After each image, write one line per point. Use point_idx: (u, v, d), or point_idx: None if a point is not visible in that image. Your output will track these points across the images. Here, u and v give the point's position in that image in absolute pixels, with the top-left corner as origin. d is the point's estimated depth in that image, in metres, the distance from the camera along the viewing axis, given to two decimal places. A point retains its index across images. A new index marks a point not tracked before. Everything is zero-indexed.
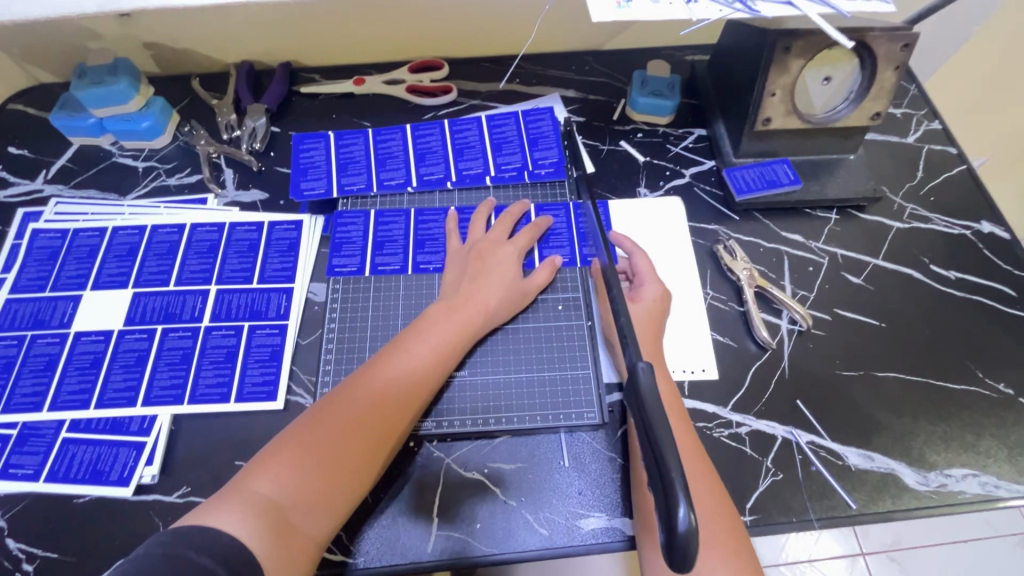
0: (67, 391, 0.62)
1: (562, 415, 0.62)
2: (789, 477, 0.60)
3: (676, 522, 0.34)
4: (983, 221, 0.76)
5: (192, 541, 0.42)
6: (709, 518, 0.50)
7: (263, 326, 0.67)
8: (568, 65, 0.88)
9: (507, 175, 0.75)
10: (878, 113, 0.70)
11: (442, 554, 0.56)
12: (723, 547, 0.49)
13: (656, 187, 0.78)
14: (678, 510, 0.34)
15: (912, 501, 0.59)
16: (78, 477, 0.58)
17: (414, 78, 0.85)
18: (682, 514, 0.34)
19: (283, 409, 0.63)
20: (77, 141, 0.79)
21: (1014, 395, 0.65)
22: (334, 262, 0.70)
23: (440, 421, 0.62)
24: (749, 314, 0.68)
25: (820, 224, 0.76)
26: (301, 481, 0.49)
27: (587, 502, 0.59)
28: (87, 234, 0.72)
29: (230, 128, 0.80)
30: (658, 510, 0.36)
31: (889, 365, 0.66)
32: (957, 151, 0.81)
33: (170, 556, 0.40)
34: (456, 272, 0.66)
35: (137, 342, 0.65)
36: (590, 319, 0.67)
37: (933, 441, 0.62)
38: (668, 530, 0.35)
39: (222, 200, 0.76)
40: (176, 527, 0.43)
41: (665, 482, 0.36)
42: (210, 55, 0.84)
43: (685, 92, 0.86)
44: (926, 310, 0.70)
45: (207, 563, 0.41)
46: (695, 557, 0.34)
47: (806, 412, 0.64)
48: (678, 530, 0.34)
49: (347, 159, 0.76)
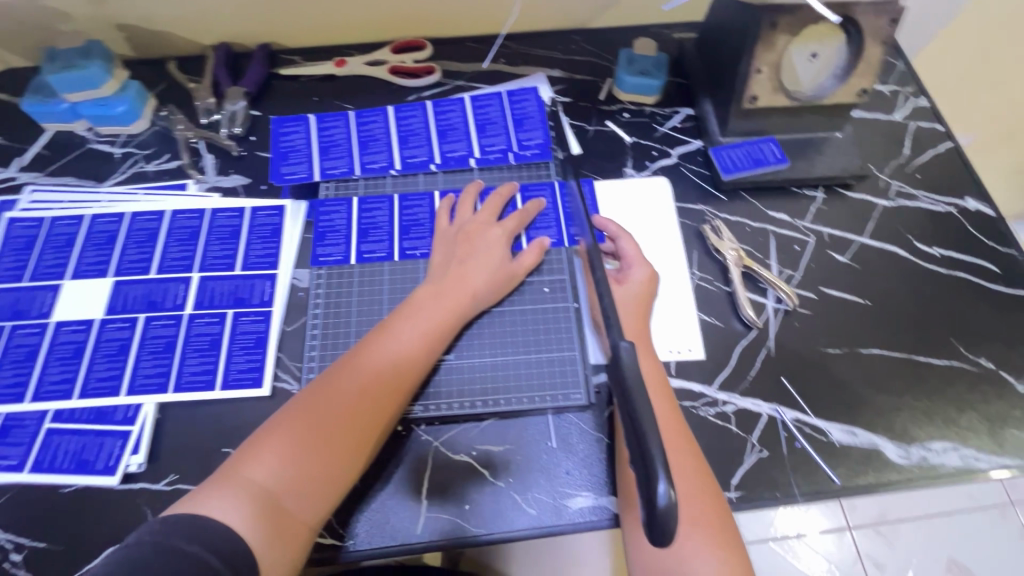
0: (50, 381, 0.62)
1: (548, 396, 0.62)
2: (774, 453, 0.61)
3: (655, 497, 0.35)
4: (968, 198, 0.76)
5: (183, 530, 0.43)
6: (692, 498, 0.51)
7: (248, 313, 0.66)
8: (553, 45, 0.87)
9: (491, 157, 0.74)
10: (865, 89, 0.69)
11: (431, 536, 0.57)
12: (706, 527, 0.50)
13: (643, 167, 0.78)
14: (657, 486, 0.35)
15: (894, 475, 0.60)
16: (63, 467, 0.58)
17: (397, 58, 0.84)
18: (661, 490, 0.34)
19: (270, 396, 0.62)
20: (51, 126, 0.77)
21: (995, 368, 0.66)
22: (317, 251, 0.69)
23: (427, 406, 0.61)
24: (735, 294, 0.69)
25: (807, 203, 0.75)
26: (292, 468, 0.49)
27: (575, 481, 0.59)
28: (64, 223, 0.71)
29: (209, 113, 0.79)
30: (638, 485, 0.37)
31: (872, 342, 0.67)
32: (944, 128, 0.81)
33: (163, 547, 0.42)
34: (444, 255, 0.66)
35: (119, 331, 0.64)
36: (575, 301, 0.67)
37: (916, 415, 0.63)
38: (649, 507, 0.35)
39: (202, 185, 0.75)
40: (168, 515, 0.45)
41: (645, 458, 0.36)
42: (186, 37, 0.82)
43: (672, 71, 0.85)
44: (911, 287, 0.70)
45: None
46: (674, 532, 0.34)
47: (791, 389, 0.64)
48: (657, 505, 0.34)
49: (328, 143, 0.75)
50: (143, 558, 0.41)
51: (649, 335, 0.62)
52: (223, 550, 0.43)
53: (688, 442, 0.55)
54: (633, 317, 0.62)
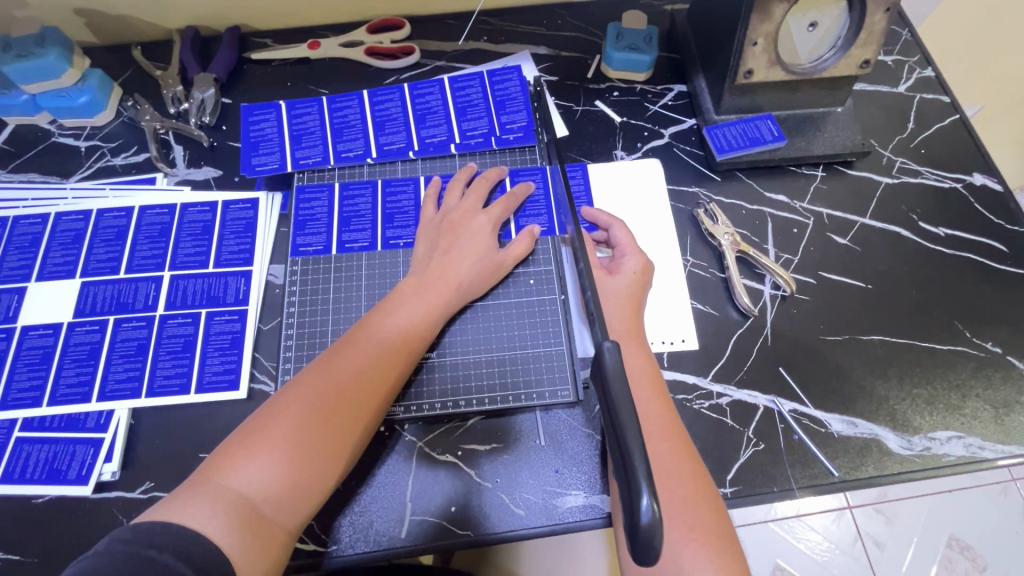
0: (18, 388, 0.59)
1: (535, 393, 0.60)
2: (770, 446, 0.59)
3: (639, 513, 0.33)
4: (975, 173, 0.73)
5: (154, 539, 0.40)
6: (688, 503, 0.48)
7: (222, 312, 0.63)
8: (539, 20, 0.82)
9: (472, 141, 0.70)
10: (867, 60, 0.66)
11: (416, 539, 0.55)
12: (704, 532, 0.47)
13: (634, 149, 0.74)
14: (640, 501, 0.33)
15: (895, 466, 0.58)
16: (35, 477, 0.56)
17: (373, 38, 0.79)
18: (644, 505, 0.33)
19: (247, 399, 0.60)
20: (12, 120, 0.73)
21: (1002, 353, 0.63)
22: (297, 242, 0.66)
23: (410, 406, 0.59)
24: (730, 281, 0.66)
25: (806, 183, 0.72)
26: (271, 472, 0.46)
27: (565, 480, 0.57)
28: (27, 222, 0.68)
29: (177, 101, 0.75)
30: (623, 498, 0.35)
31: (874, 328, 0.64)
32: (950, 100, 0.77)
33: (130, 557, 0.38)
34: (429, 244, 0.62)
35: (89, 335, 0.62)
36: (563, 293, 0.64)
37: (918, 404, 0.61)
38: (631, 523, 0.34)
39: (172, 178, 0.71)
40: (138, 523, 0.41)
41: (628, 473, 0.35)
42: (149, 21, 0.77)
43: (664, 46, 0.80)
44: (914, 269, 0.67)
45: (172, 559, 0.39)
46: (658, 551, 0.33)
47: (789, 379, 0.62)
48: (640, 522, 0.33)
49: (301, 131, 0.71)
50: (109, 567, 0.38)
51: (642, 327, 0.59)
52: (197, 561, 0.40)
53: (684, 440, 0.52)
54: (620, 311, 0.58)
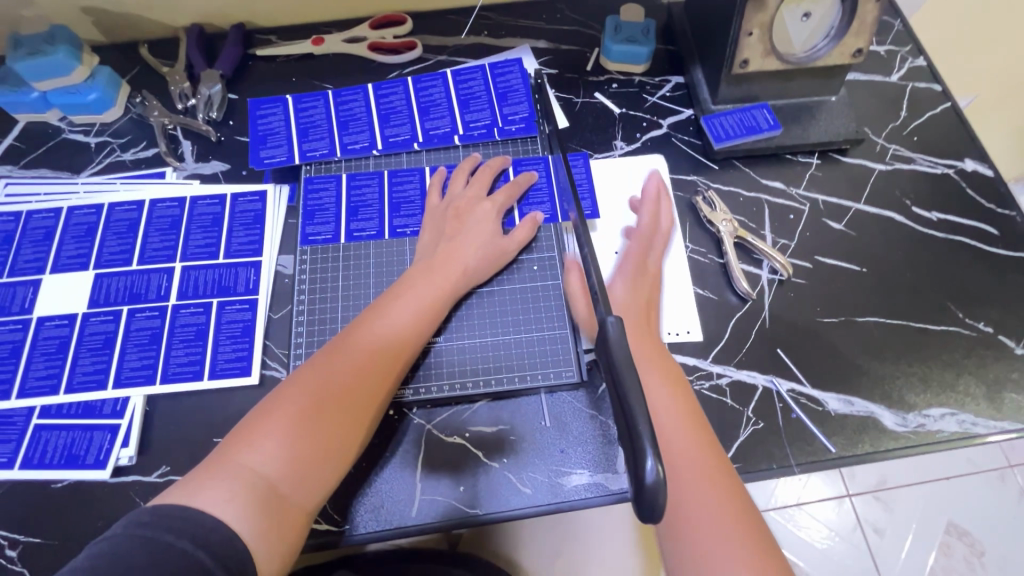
0: (35, 377, 0.61)
1: (539, 376, 0.61)
2: (769, 425, 0.61)
3: (644, 474, 0.35)
4: (966, 159, 0.74)
5: (175, 523, 0.42)
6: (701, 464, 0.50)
7: (233, 301, 0.65)
8: (538, 14, 0.84)
9: (476, 133, 0.72)
10: (860, 49, 0.67)
11: (426, 518, 0.57)
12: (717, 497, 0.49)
13: (633, 139, 0.76)
14: (645, 463, 0.35)
15: (891, 443, 0.60)
16: (53, 462, 0.57)
17: (376, 34, 0.81)
18: (650, 467, 0.35)
19: (259, 384, 0.62)
20: (23, 117, 0.75)
21: (993, 333, 0.65)
22: (306, 230, 0.68)
23: (419, 388, 0.60)
24: (729, 266, 0.67)
25: (801, 170, 0.74)
26: (286, 452, 0.48)
27: (570, 459, 0.59)
28: (40, 216, 0.69)
29: (184, 98, 0.76)
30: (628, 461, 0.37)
31: (869, 310, 0.66)
32: (942, 88, 0.79)
33: (151, 541, 0.40)
34: (434, 232, 0.64)
35: (103, 324, 0.63)
36: (565, 278, 0.65)
37: (913, 383, 0.62)
38: (637, 484, 0.35)
39: (181, 172, 0.73)
40: (160, 504, 0.43)
41: (633, 435, 0.36)
42: (156, 19, 0.79)
43: (661, 38, 0.82)
44: (908, 252, 0.69)
45: (195, 547, 0.41)
46: (662, 509, 0.35)
47: (787, 360, 0.63)
48: (645, 481, 0.35)
49: (307, 124, 0.73)
50: (132, 550, 0.39)
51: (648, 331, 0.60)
52: (216, 546, 0.42)
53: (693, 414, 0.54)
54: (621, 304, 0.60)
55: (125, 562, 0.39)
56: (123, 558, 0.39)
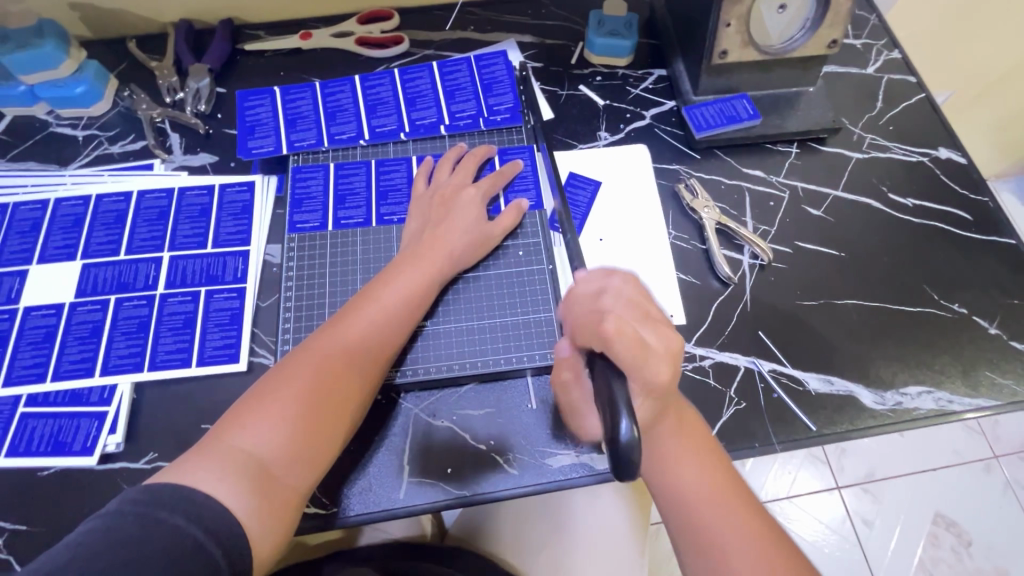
0: (21, 366, 0.61)
1: (526, 357, 0.62)
2: (751, 404, 0.62)
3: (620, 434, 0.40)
4: (940, 148, 0.76)
5: (170, 500, 0.42)
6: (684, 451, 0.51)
7: (221, 290, 0.65)
8: (523, 10, 0.85)
9: (461, 123, 0.73)
10: (835, 40, 0.69)
11: (414, 500, 0.57)
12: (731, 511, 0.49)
13: (617, 130, 0.77)
14: (621, 423, 0.40)
15: (870, 420, 0.61)
16: (40, 450, 0.57)
17: (364, 29, 0.82)
18: (624, 426, 0.40)
19: (247, 371, 0.62)
20: (11, 111, 0.75)
21: (968, 314, 0.66)
22: (294, 218, 0.68)
23: (407, 371, 0.61)
24: (710, 252, 0.69)
25: (781, 159, 0.75)
26: (278, 434, 0.49)
27: (556, 440, 0.59)
28: (28, 208, 0.69)
29: (172, 91, 0.77)
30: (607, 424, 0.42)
31: (848, 293, 0.67)
32: (916, 80, 0.81)
33: (142, 516, 0.40)
34: (421, 219, 0.65)
35: (90, 314, 0.64)
36: (551, 262, 0.66)
37: (890, 363, 0.64)
38: (614, 441, 0.40)
39: (169, 164, 0.73)
40: (150, 484, 0.43)
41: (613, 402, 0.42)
42: (143, 15, 0.79)
43: (643, 32, 0.83)
44: (885, 238, 0.71)
45: (187, 522, 0.41)
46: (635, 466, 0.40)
47: (767, 342, 0.65)
48: (621, 440, 0.40)
49: (295, 115, 0.73)
50: (123, 526, 0.40)
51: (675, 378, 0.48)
52: (208, 522, 0.42)
53: (698, 438, 0.52)
54: (660, 360, 0.47)
55: (118, 538, 0.39)
56: (118, 534, 0.39)
